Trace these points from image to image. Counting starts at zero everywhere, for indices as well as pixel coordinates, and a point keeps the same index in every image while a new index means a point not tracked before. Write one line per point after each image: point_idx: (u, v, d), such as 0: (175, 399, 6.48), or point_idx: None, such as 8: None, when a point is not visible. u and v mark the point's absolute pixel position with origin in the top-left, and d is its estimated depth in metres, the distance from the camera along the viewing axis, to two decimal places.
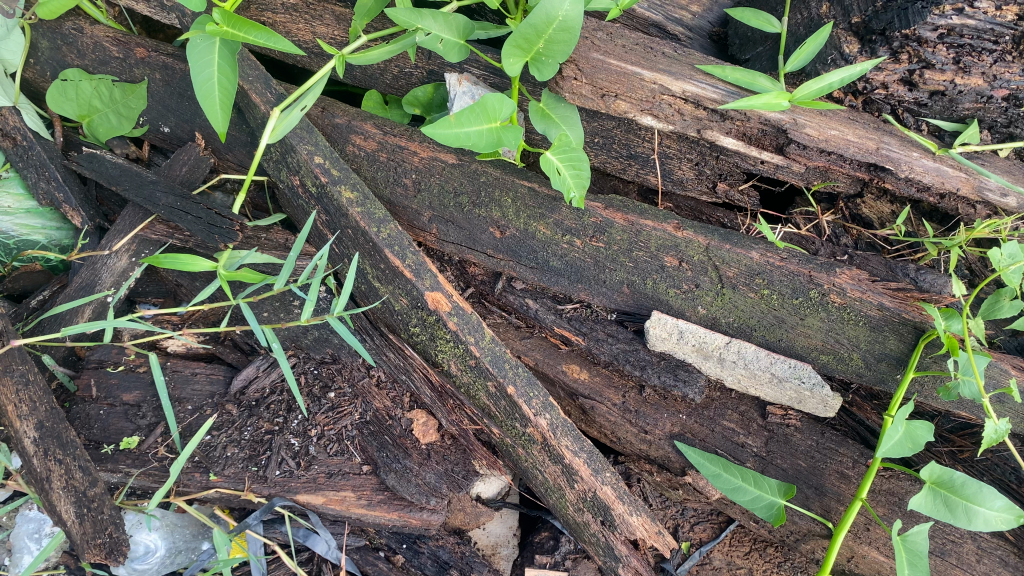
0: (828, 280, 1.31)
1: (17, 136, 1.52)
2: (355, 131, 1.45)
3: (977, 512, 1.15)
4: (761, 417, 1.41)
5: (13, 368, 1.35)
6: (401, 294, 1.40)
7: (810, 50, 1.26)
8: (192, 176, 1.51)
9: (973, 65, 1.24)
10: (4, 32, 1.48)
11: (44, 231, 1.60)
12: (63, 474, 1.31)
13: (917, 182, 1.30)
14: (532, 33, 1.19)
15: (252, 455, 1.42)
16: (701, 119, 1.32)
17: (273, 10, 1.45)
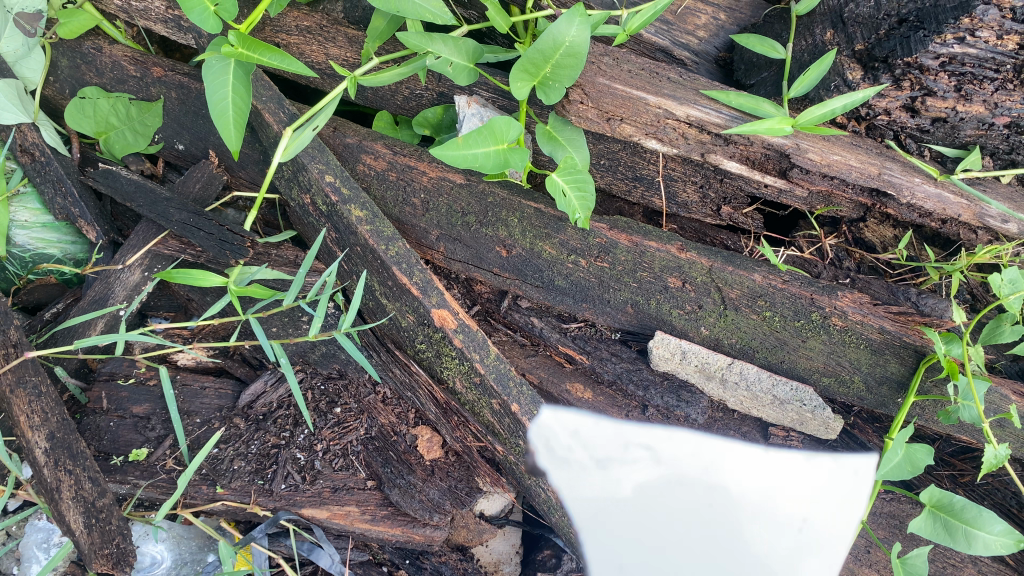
0: (830, 303, 1.32)
1: (34, 152, 1.54)
2: (365, 151, 1.48)
3: (976, 537, 1.15)
4: (763, 439, 1.42)
5: (27, 379, 1.37)
6: (408, 311, 1.42)
7: (814, 76, 1.29)
8: (205, 192, 1.55)
9: (975, 93, 1.26)
10: (25, 50, 1.51)
11: (60, 245, 1.63)
12: (73, 485, 1.33)
13: (919, 207, 1.32)
14: (540, 58, 1.22)
15: (258, 469, 1.45)
16: (704, 143, 1.35)
17: (287, 31, 1.48)
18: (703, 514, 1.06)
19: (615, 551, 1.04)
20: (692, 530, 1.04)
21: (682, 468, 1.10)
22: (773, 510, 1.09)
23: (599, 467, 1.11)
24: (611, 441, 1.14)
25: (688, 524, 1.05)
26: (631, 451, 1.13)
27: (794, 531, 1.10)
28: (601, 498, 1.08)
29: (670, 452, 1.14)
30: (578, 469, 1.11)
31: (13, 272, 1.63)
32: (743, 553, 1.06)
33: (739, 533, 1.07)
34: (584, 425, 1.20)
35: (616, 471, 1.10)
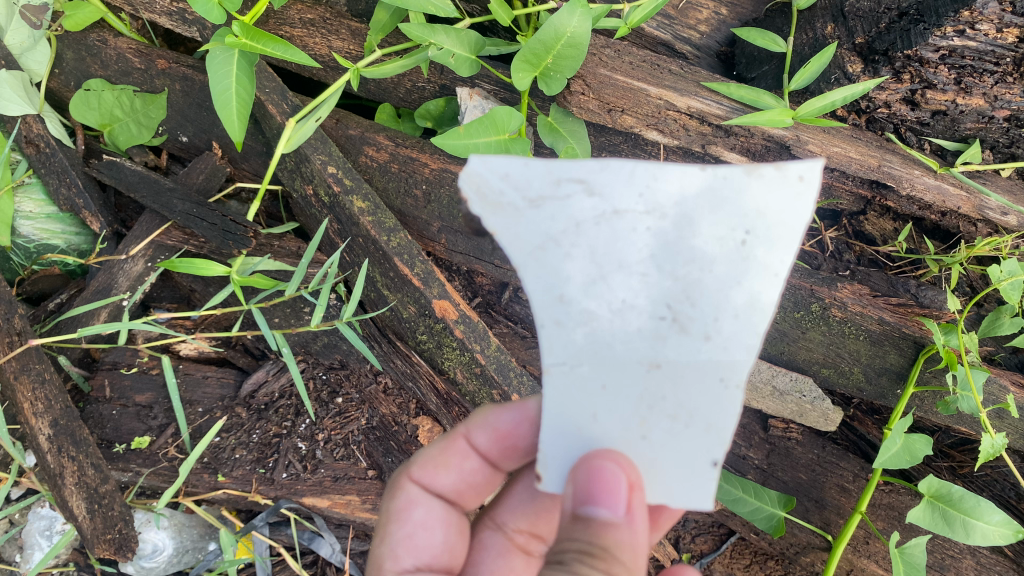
0: (830, 293, 1.31)
1: (38, 143, 1.53)
2: (368, 143, 1.48)
3: (973, 526, 1.16)
4: (763, 431, 1.43)
5: (30, 368, 1.38)
6: (410, 302, 1.42)
7: (816, 68, 1.30)
8: (209, 183, 1.56)
9: (975, 86, 1.26)
10: (31, 42, 1.53)
11: (64, 236, 1.65)
12: (75, 471, 1.36)
13: (918, 200, 1.32)
14: (541, 48, 1.22)
15: (259, 458, 1.46)
16: (705, 134, 1.35)
17: (290, 24, 1.49)
18: (652, 272, 0.77)
19: (547, 282, 0.78)
20: (650, 250, 0.77)
21: (623, 199, 0.76)
22: (732, 211, 0.75)
23: (528, 212, 0.77)
24: (533, 172, 0.77)
25: (644, 275, 0.77)
26: (566, 182, 0.77)
27: (764, 258, 0.75)
28: (521, 240, 0.78)
29: (608, 185, 0.77)
30: (504, 213, 0.77)
31: (18, 262, 1.64)
32: (705, 297, 0.76)
33: (717, 342, 0.76)
34: (515, 166, 0.77)
35: (548, 211, 0.77)
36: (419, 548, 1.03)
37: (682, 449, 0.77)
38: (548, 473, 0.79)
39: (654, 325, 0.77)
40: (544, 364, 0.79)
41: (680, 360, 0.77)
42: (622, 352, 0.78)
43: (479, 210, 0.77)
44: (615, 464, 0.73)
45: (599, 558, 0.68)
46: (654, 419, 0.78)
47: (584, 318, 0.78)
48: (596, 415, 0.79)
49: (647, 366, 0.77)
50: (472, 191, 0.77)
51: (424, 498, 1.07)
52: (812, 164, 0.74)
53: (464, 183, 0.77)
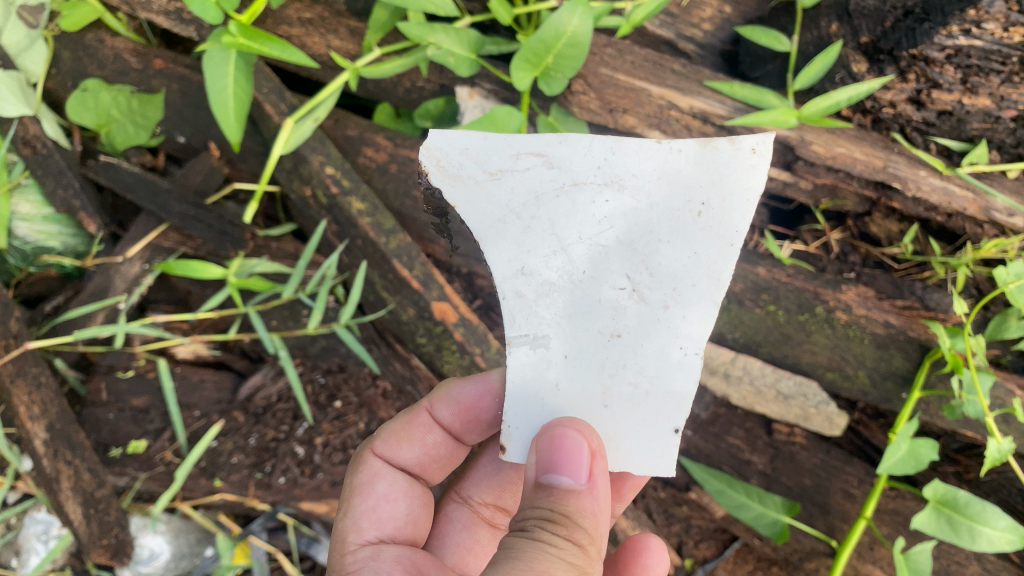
0: (835, 297, 1.31)
1: (36, 144, 1.51)
2: (366, 143, 1.47)
3: (980, 532, 1.14)
4: (767, 435, 1.41)
5: (27, 371, 1.35)
6: (409, 304, 1.39)
7: (820, 67, 1.28)
8: (206, 185, 1.52)
9: (981, 86, 1.22)
10: (28, 42, 1.49)
11: (61, 237, 1.63)
12: (72, 475, 1.35)
13: (924, 201, 1.31)
14: (541, 47, 1.20)
15: (256, 462, 1.46)
16: (708, 135, 1.33)
17: (289, 23, 1.47)
18: (610, 243, 0.82)
19: (514, 252, 0.83)
20: (606, 220, 0.82)
21: (580, 172, 0.82)
22: (684, 184, 0.81)
23: (489, 185, 0.82)
24: (494, 146, 0.83)
25: (604, 248, 0.82)
26: (524, 155, 0.83)
27: (715, 229, 0.81)
28: (481, 212, 0.83)
29: (567, 159, 0.83)
30: (465, 184, 0.82)
31: (14, 264, 1.63)
32: (659, 266, 0.82)
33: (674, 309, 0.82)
34: (477, 140, 0.83)
35: (509, 184, 0.83)
36: (383, 519, 1.02)
37: (640, 413, 0.83)
38: (512, 446, 0.82)
39: (614, 294, 0.82)
40: (508, 335, 0.83)
41: (638, 325, 0.83)
42: (584, 319, 0.83)
43: (439, 183, 0.82)
44: (576, 431, 0.75)
45: (560, 525, 0.71)
46: (616, 386, 0.83)
47: (546, 288, 0.83)
48: (558, 385, 0.82)
49: (608, 333, 0.83)
50: (432, 164, 0.82)
51: (386, 469, 1.07)
52: (764, 137, 0.81)
53: (425, 157, 0.82)
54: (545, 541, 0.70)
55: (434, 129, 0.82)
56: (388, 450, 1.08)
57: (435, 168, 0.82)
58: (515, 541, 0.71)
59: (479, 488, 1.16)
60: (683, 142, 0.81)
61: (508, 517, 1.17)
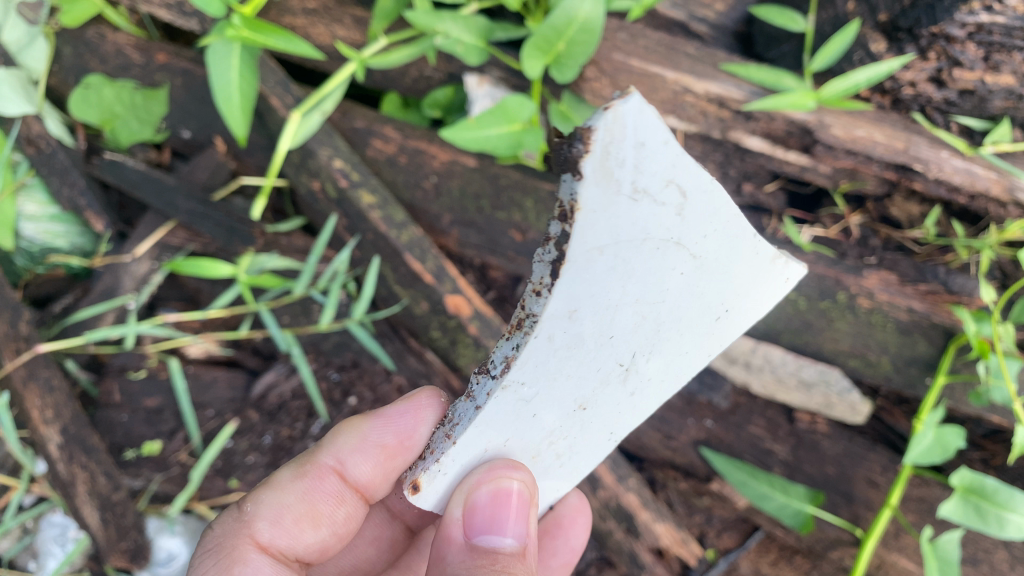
0: (857, 283, 1.26)
1: (40, 143, 1.49)
2: (375, 135, 1.44)
3: (1009, 520, 1.12)
4: (788, 424, 1.39)
5: (38, 374, 1.34)
6: (422, 298, 1.38)
7: (836, 48, 1.27)
8: (213, 181, 1.49)
9: (1004, 63, 1.18)
10: (27, 39, 1.45)
11: (68, 237, 1.61)
12: (88, 479, 1.33)
13: (946, 182, 1.28)
14: (552, 34, 1.18)
15: (273, 461, 1.42)
16: (724, 119, 1.31)
17: (293, 14, 1.44)
18: (651, 318, 0.71)
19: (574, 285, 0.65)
20: (667, 298, 0.71)
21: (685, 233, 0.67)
22: (732, 290, 0.74)
23: (627, 200, 0.63)
24: (661, 157, 0.62)
25: (643, 321, 0.71)
26: (672, 187, 0.65)
27: (720, 337, 0.77)
28: (592, 230, 0.62)
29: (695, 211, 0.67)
30: (610, 186, 0.61)
31: (22, 265, 1.61)
32: (659, 356, 0.75)
33: (675, 379, 0.79)
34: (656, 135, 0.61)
35: (640, 213, 0.64)
36: (298, 534, 0.96)
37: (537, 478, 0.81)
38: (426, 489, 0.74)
39: (611, 369, 0.73)
40: (507, 375, 0.67)
41: (604, 405, 0.76)
42: (576, 385, 0.73)
43: (595, 168, 0.60)
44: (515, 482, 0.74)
45: None
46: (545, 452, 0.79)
47: (573, 339, 0.68)
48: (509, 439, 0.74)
49: (578, 405, 0.75)
50: (605, 140, 0.59)
51: (251, 530, 0.92)
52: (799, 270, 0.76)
53: (605, 123, 0.59)
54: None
55: (640, 97, 0.59)
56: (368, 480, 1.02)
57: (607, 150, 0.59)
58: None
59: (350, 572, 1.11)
60: (766, 247, 0.74)
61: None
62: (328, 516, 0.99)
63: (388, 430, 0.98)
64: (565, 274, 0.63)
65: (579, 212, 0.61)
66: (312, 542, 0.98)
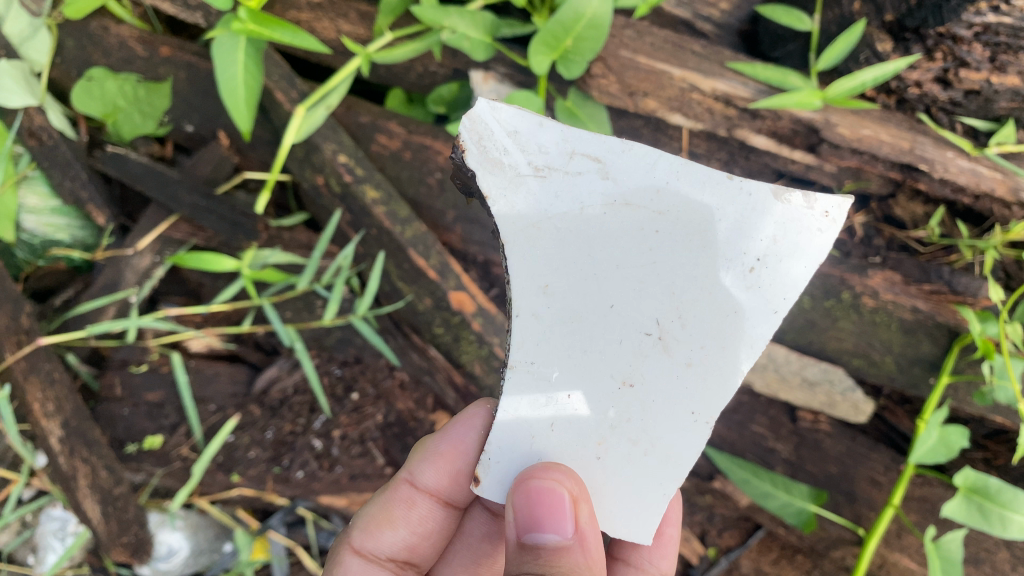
0: (862, 282, 1.25)
1: (42, 136, 1.47)
2: (380, 130, 1.43)
3: (1011, 520, 1.12)
4: (791, 422, 1.39)
5: (40, 367, 1.30)
6: (425, 295, 1.37)
7: (843, 48, 1.26)
8: (216, 175, 1.51)
9: (1010, 64, 1.18)
10: (31, 31, 1.44)
11: (69, 230, 1.60)
12: (88, 473, 1.33)
13: (951, 182, 1.28)
14: (560, 30, 1.18)
15: (275, 456, 1.42)
16: (731, 118, 1.31)
17: (298, 9, 1.44)
18: (650, 282, 0.80)
19: (539, 265, 0.80)
20: (656, 259, 0.79)
21: (632, 192, 0.79)
22: (745, 237, 0.78)
23: (531, 180, 0.79)
24: (548, 139, 0.79)
25: (641, 285, 0.80)
26: (578, 157, 0.79)
27: (766, 289, 0.79)
28: (519, 212, 0.79)
29: (622, 171, 0.79)
30: (505, 173, 0.78)
31: (23, 258, 1.60)
32: (693, 317, 0.80)
33: (737, 343, 0.80)
34: (529, 125, 0.78)
35: (553, 184, 0.79)
36: (377, 535, 1.11)
37: (638, 475, 0.81)
38: (486, 480, 0.80)
39: (637, 339, 0.80)
40: (509, 357, 0.81)
41: (655, 379, 0.81)
42: (601, 359, 0.80)
43: (477, 164, 0.78)
44: (552, 481, 0.74)
45: None
46: (614, 439, 0.81)
47: (567, 313, 0.81)
48: (554, 425, 0.80)
49: (620, 381, 0.80)
50: (473, 140, 0.78)
51: (348, 541, 1.12)
52: (838, 202, 0.78)
53: (466, 129, 0.78)
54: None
55: (483, 100, 0.78)
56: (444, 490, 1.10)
57: (477, 146, 0.78)
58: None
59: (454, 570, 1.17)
60: (756, 184, 0.78)
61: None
62: (403, 518, 1.11)
63: (445, 442, 1.07)
64: (508, 252, 0.80)
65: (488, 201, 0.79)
66: (395, 541, 1.11)
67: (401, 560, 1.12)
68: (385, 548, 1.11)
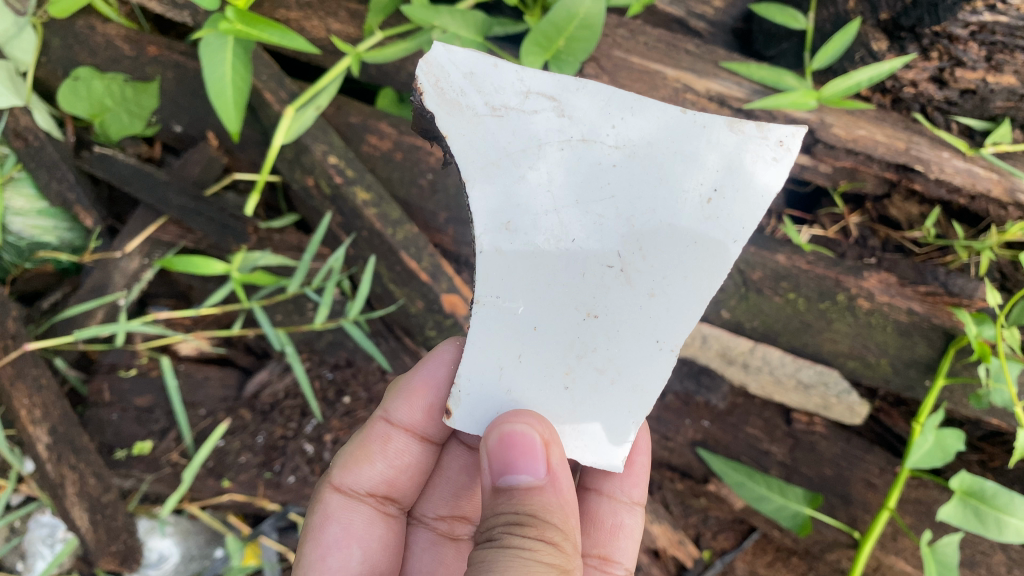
0: (856, 284, 1.26)
1: (27, 136, 1.45)
2: (370, 130, 1.43)
3: (1007, 524, 1.12)
4: (786, 425, 1.38)
5: (27, 373, 1.29)
6: (417, 297, 1.37)
7: (838, 46, 1.24)
8: (206, 175, 1.47)
9: (1006, 63, 1.17)
10: (15, 30, 1.42)
11: (56, 232, 1.57)
12: (77, 481, 1.31)
13: (947, 182, 1.27)
14: (552, 30, 1.16)
15: (265, 461, 1.41)
16: (724, 119, 1.28)
17: (287, 7, 1.42)
18: (610, 215, 0.80)
19: (502, 202, 0.80)
20: (614, 192, 0.80)
21: (589, 128, 0.79)
22: (700, 168, 0.79)
23: (489, 120, 0.79)
24: (503, 79, 0.79)
25: (602, 218, 0.80)
26: (533, 97, 0.79)
27: (722, 218, 0.79)
28: (479, 151, 0.80)
29: (578, 108, 0.79)
30: (464, 115, 0.79)
31: (9, 261, 1.57)
32: (654, 250, 0.80)
33: (699, 273, 0.80)
34: (485, 67, 0.79)
35: (511, 123, 0.80)
36: (356, 472, 1.08)
37: (605, 404, 0.82)
38: (459, 412, 0.81)
39: (600, 271, 0.80)
40: (476, 292, 0.81)
41: (619, 311, 0.81)
42: (565, 292, 0.81)
43: (435, 107, 0.79)
44: (524, 424, 0.75)
45: (529, 526, 0.71)
46: (580, 368, 0.82)
47: (530, 249, 0.81)
48: (521, 357, 0.82)
49: (584, 312, 0.81)
50: (430, 83, 0.79)
51: (328, 479, 1.09)
52: (792, 131, 0.78)
53: (423, 74, 0.79)
54: (517, 545, 0.68)
55: (438, 44, 0.79)
56: (418, 424, 1.08)
57: (433, 89, 0.79)
58: (484, 551, 0.70)
59: (435, 504, 1.15)
60: (708, 117, 0.79)
61: (470, 525, 1.16)
62: (380, 453, 1.08)
63: (417, 376, 1.04)
64: (471, 191, 0.80)
65: (448, 142, 0.80)
66: (373, 476, 1.08)
67: (381, 495, 1.09)
68: (364, 483, 1.08)
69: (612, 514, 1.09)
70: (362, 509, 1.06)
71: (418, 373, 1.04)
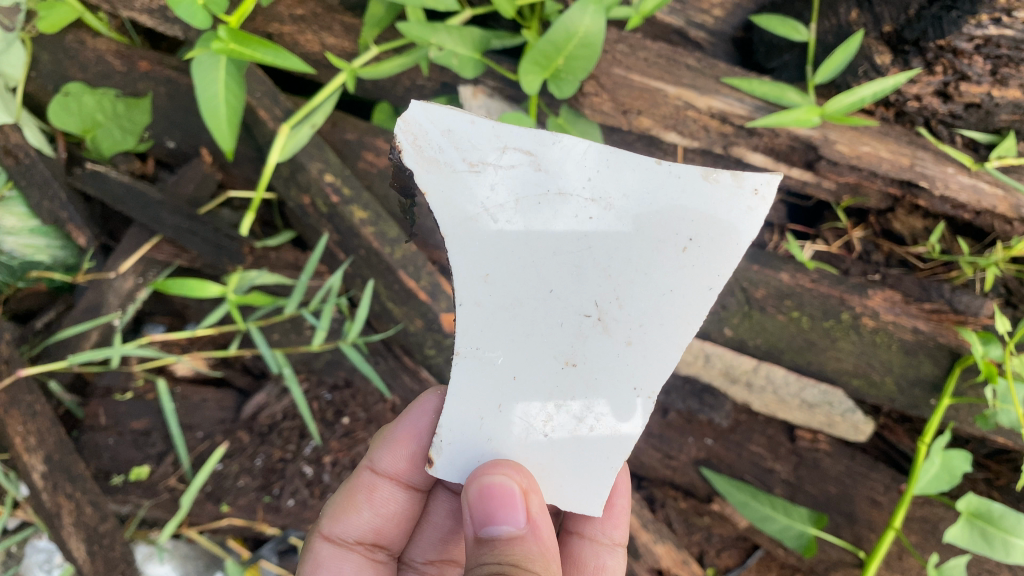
0: (861, 303, 1.24)
1: (18, 154, 1.43)
2: (366, 147, 1.40)
3: (1013, 545, 1.11)
4: (789, 442, 1.38)
5: (21, 400, 1.27)
6: (416, 316, 1.36)
7: (841, 60, 1.22)
8: (200, 193, 1.46)
9: (1011, 77, 1.15)
10: (4, 46, 1.39)
11: (49, 250, 1.55)
12: (73, 510, 1.29)
13: (952, 199, 1.26)
14: (552, 50, 1.14)
15: (264, 485, 1.39)
16: (726, 135, 1.28)
17: (280, 21, 1.38)
18: (588, 267, 0.80)
19: (480, 256, 0.80)
20: (592, 245, 0.79)
21: (568, 182, 0.78)
22: (677, 219, 0.78)
23: (467, 176, 0.78)
24: (480, 135, 0.78)
25: (579, 269, 0.80)
26: (511, 152, 0.78)
27: (697, 268, 0.79)
28: (456, 206, 0.78)
29: (555, 161, 0.78)
30: (441, 171, 0.78)
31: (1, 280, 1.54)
32: (632, 300, 0.80)
33: (675, 322, 0.80)
34: (461, 123, 0.78)
35: (489, 179, 0.78)
36: (343, 519, 1.08)
37: (583, 448, 0.83)
38: (440, 461, 0.82)
39: (577, 321, 0.81)
40: (456, 345, 0.82)
41: (598, 359, 0.82)
42: (544, 343, 0.81)
43: (413, 164, 0.77)
44: (503, 474, 0.75)
45: (511, 574, 0.69)
46: (559, 415, 0.82)
47: (509, 301, 0.81)
48: (502, 406, 0.82)
49: (563, 361, 0.81)
50: (408, 142, 0.77)
51: (317, 528, 1.09)
52: (768, 179, 0.77)
53: (400, 132, 0.77)
54: None
55: (415, 102, 0.77)
56: (403, 473, 1.07)
57: (411, 148, 0.77)
58: None
59: (423, 548, 1.14)
60: (684, 168, 0.78)
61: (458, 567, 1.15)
62: (366, 501, 1.08)
63: (401, 426, 1.03)
64: (450, 248, 0.79)
65: (427, 199, 0.78)
66: (360, 524, 1.08)
67: (369, 542, 1.09)
68: (352, 531, 1.07)
69: (594, 557, 1.08)
70: (351, 558, 1.05)
71: (402, 424, 1.03)
